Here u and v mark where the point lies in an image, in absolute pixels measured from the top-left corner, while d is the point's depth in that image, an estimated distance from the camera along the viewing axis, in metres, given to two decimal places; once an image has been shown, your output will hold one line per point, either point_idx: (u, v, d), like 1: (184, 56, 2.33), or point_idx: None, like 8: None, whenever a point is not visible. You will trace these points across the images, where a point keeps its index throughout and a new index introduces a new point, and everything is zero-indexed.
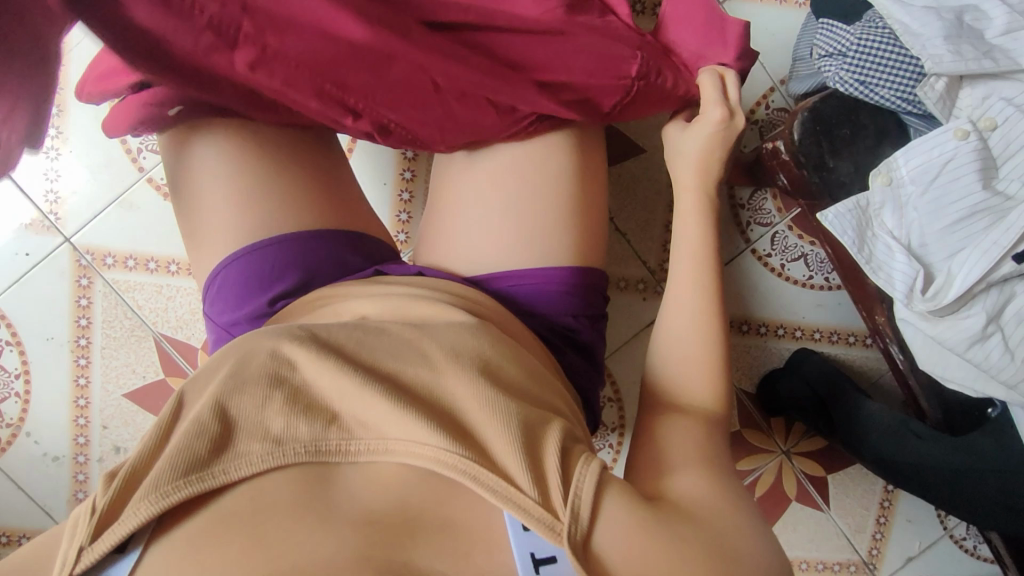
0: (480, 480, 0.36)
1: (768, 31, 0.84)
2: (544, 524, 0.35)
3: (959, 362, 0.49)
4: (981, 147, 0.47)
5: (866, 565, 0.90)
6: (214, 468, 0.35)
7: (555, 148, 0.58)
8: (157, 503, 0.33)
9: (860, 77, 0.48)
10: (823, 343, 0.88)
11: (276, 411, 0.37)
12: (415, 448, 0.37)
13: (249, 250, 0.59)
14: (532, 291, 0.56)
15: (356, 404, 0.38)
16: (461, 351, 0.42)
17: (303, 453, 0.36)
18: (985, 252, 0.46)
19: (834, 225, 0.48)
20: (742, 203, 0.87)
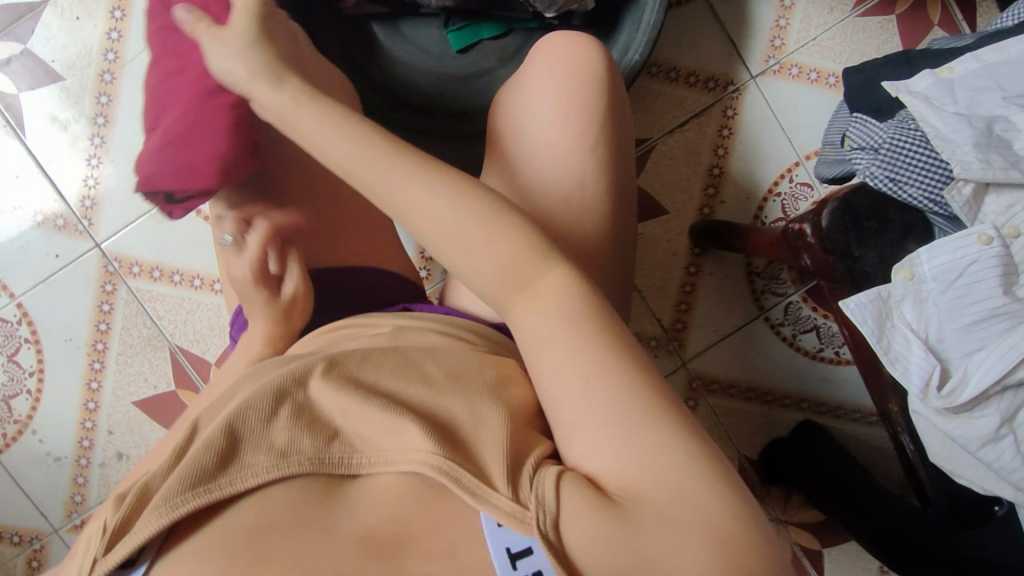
0: (462, 483, 0.35)
1: (798, 110, 0.86)
2: (512, 515, 0.34)
3: (970, 460, 0.50)
4: (1003, 253, 0.48)
5: None
6: (220, 481, 0.36)
7: (586, 207, 0.60)
8: (166, 516, 0.34)
9: (890, 174, 0.49)
10: (827, 417, 0.89)
11: (281, 426, 0.38)
12: (409, 455, 0.37)
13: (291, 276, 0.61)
14: None
15: (359, 420, 0.39)
16: (468, 378, 0.43)
17: (307, 464, 0.37)
18: (1003, 355, 0.47)
19: (855, 314, 0.50)
20: (758, 270, 0.89)
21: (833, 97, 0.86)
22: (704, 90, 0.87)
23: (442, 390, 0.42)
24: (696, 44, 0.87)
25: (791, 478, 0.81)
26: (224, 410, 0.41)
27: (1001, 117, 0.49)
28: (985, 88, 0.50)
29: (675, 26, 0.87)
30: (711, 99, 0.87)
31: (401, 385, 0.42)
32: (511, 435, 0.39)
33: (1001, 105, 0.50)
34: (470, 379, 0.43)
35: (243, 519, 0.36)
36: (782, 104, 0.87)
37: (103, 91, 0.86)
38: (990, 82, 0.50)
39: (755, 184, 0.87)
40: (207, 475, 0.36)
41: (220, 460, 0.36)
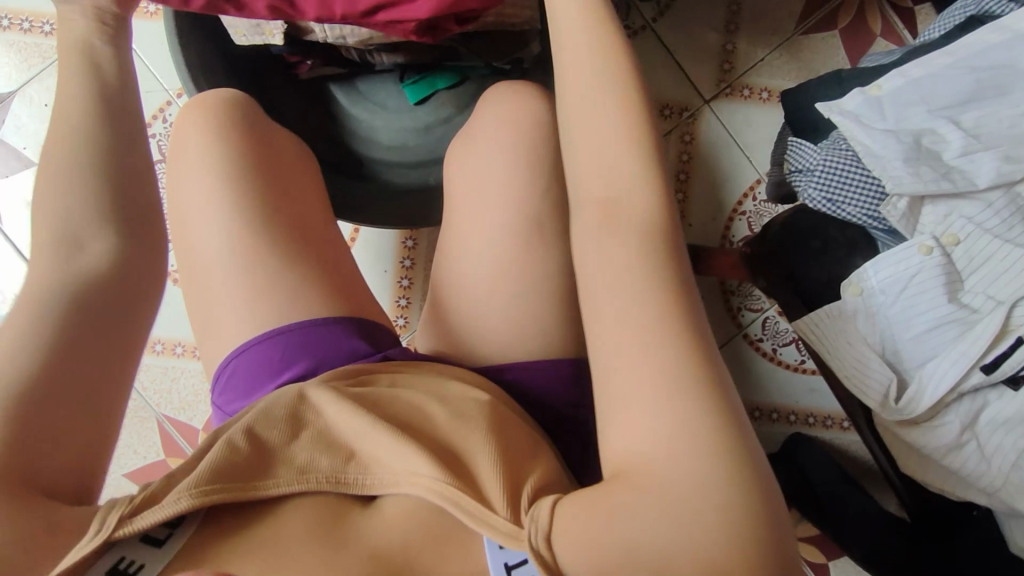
0: (462, 506, 0.38)
1: (753, 129, 0.88)
2: (508, 535, 0.36)
3: (939, 466, 0.50)
4: (945, 261, 0.49)
5: None
6: (245, 482, 0.39)
7: (544, 251, 0.63)
8: (191, 501, 0.37)
9: (827, 195, 0.51)
10: (818, 428, 0.89)
11: (303, 445, 0.42)
12: (412, 479, 0.40)
13: (273, 333, 0.61)
14: (527, 381, 0.61)
15: (371, 443, 0.42)
16: (467, 415, 0.46)
17: (324, 482, 0.41)
18: (954, 363, 0.47)
19: None
20: (732, 289, 0.90)
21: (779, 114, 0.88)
22: (660, 117, 0.89)
23: (443, 428, 0.45)
24: (648, 74, 0.89)
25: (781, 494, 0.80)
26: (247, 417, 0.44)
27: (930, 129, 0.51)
28: (911, 102, 0.52)
29: (626, 58, 0.89)
30: (669, 126, 0.89)
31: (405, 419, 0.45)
32: (502, 466, 0.41)
33: (928, 118, 0.51)
34: (470, 417, 0.46)
35: (261, 536, 0.39)
36: (736, 125, 0.88)
37: None
38: (915, 98, 0.51)
39: (719, 205, 0.88)
40: (237, 470, 0.40)
41: (246, 463, 0.40)
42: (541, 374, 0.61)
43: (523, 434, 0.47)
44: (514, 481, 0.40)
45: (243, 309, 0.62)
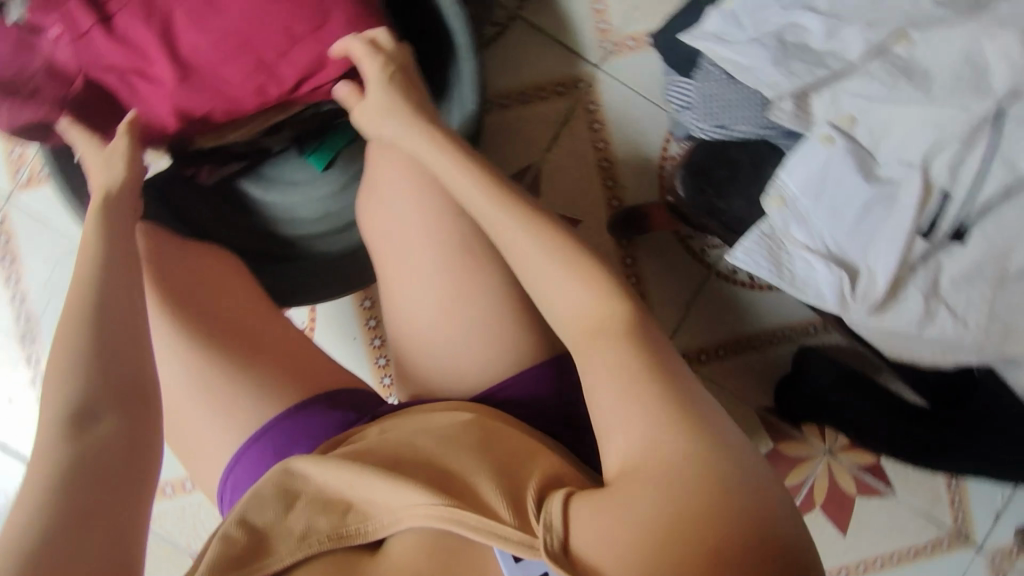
0: (463, 522, 0.40)
1: (649, 75, 0.88)
2: (524, 544, 0.39)
3: (921, 348, 0.49)
4: (851, 146, 0.48)
5: (958, 535, 0.92)
6: (250, 564, 0.43)
7: (487, 270, 0.63)
8: None
9: (715, 121, 0.53)
10: (821, 335, 0.88)
11: (300, 513, 0.45)
12: (413, 511, 0.42)
13: (254, 437, 0.60)
14: (519, 397, 0.61)
15: (368, 489, 0.44)
16: (456, 435, 0.47)
17: (327, 540, 0.44)
18: (893, 239, 0.47)
19: (746, 263, 0.50)
20: (689, 234, 0.89)
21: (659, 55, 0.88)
22: (558, 97, 0.88)
23: (432, 459, 0.46)
24: (533, 61, 0.89)
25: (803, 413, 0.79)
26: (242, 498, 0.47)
27: (792, 25, 0.50)
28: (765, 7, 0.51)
29: (506, 53, 0.88)
30: (571, 103, 0.88)
31: (397, 457, 0.46)
32: (496, 477, 0.43)
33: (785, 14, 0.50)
34: (456, 444, 0.46)
35: None
36: (633, 78, 0.88)
37: (32, 353, 0.86)
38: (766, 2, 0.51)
39: (647, 158, 0.88)
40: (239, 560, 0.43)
41: (244, 547, 0.43)
42: (524, 386, 0.61)
43: (515, 444, 0.47)
44: (515, 492, 0.42)
45: (221, 429, 0.61)
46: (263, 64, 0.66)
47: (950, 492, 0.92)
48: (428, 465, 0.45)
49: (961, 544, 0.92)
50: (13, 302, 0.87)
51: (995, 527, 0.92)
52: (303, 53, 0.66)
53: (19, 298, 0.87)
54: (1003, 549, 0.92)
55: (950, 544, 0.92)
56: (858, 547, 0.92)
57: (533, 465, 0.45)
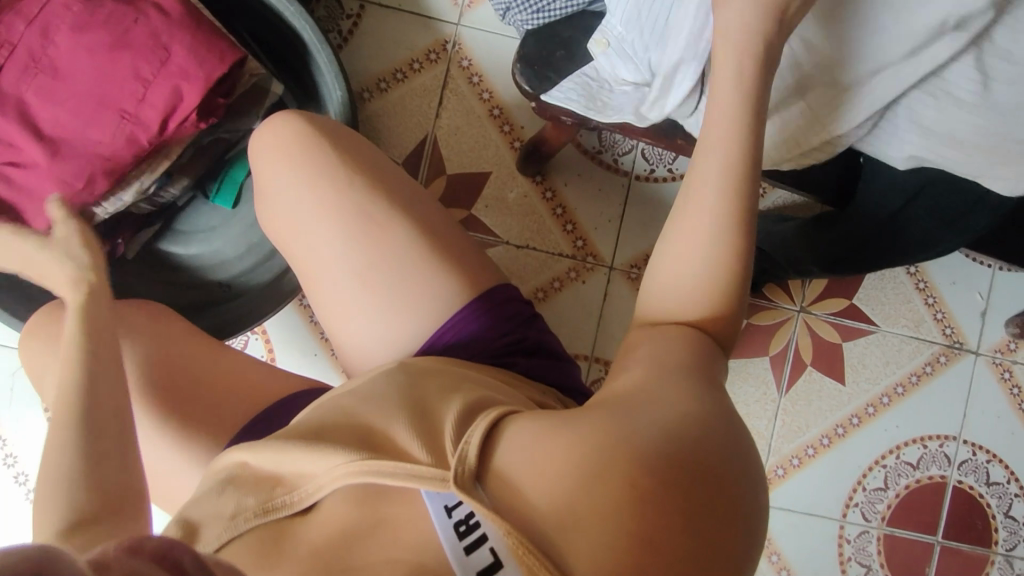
0: (387, 473, 0.37)
1: None
2: (437, 479, 0.36)
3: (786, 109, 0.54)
4: None
5: (952, 346, 0.92)
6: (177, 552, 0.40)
7: (395, 232, 0.65)
8: None
9: (534, 11, 0.60)
10: None
11: (227, 497, 0.42)
12: (336, 475, 0.39)
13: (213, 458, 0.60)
14: (459, 338, 0.63)
15: (291, 463, 0.41)
16: (387, 397, 0.44)
17: (253, 516, 0.40)
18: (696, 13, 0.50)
19: (559, 100, 0.61)
20: (596, 149, 0.90)
21: None
22: (430, 65, 0.89)
23: (361, 413, 0.43)
24: (395, 38, 0.90)
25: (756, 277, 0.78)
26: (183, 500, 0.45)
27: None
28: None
29: (368, 39, 0.89)
30: (443, 67, 0.89)
31: (329, 417, 0.45)
32: (415, 421, 0.40)
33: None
34: (386, 390, 0.45)
35: None
36: (495, 22, 0.90)
37: (18, 472, 0.87)
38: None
39: None
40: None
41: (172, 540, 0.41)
42: (462, 326, 0.63)
43: (449, 375, 0.48)
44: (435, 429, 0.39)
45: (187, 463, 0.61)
46: (128, 115, 0.67)
47: (931, 309, 0.93)
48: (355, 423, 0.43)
49: (958, 354, 0.92)
50: None
51: (984, 326, 0.92)
52: (160, 95, 0.67)
53: None
54: (999, 346, 0.92)
55: (948, 357, 0.92)
56: (862, 390, 0.92)
57: (465, 390, 0.45)
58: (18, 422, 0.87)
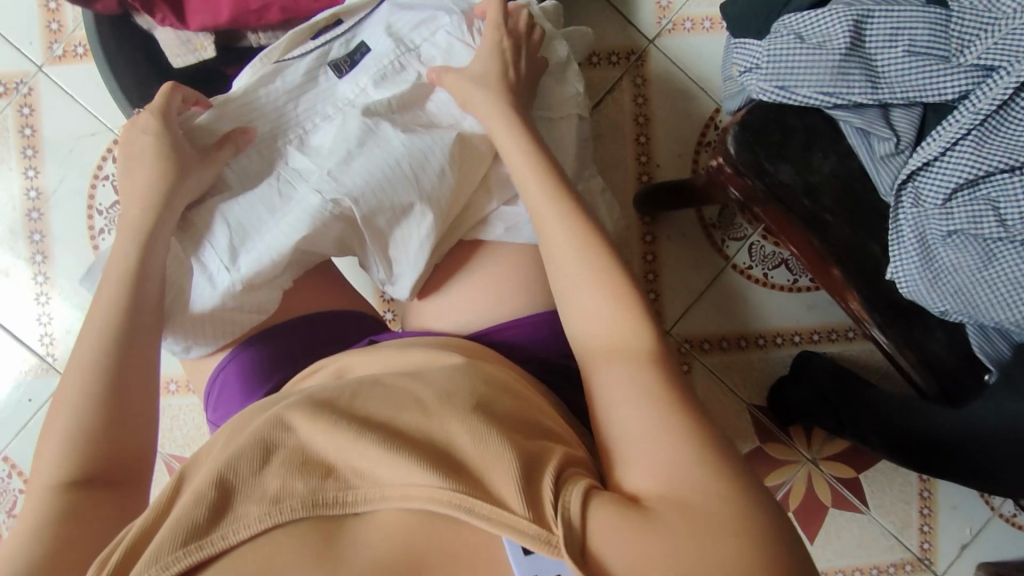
0: (475, 511, 0.39)
1: (699, 58, 0.88)
2: (539, 539, 0.37)
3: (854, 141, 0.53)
4: (933, 17, 0.49)
5: (921, 561, 0.93)
6: (214, 535, 0.40)
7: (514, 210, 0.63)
8: (159, 574, 0.38)
9: (778, 82, 0.50)
10: (824, 343, 0.89)
11: (272, 473, 0.43)
12: (412, 491, 0.41)
13: (243, 346, 0.60)
14: (525, 338, 0.59)
15: (357, 456, 0.44)
16: (456, 394, 0.47)
17: (302, 507, 0.41)
18: (913, 62, 0.49)
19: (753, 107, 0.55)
20: (712, 222, 0.89)
21: (712, 39, 0.87)
22: (606, 65, 0.88)
23: (426, 423, 0.46)
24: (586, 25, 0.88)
25: (800, 411, 0.82)
26: (207, 463, 0.45)
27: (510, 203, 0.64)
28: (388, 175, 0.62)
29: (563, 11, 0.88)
30: (618, 73, 0.88)
31: (393, 413, 0.47)
32: (504, 446, 0.42)
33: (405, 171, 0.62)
34: (460, 397, 0.47)
35: (240, 569, 0.39)
36: (684, 57, 0.88)
37: (35, 229, 0.85)
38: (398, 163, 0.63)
39: (683, 140, 0.88)
40: (199, 529, 0.39)
41: (209, 512, 0.40)
42: (531, 330, 0.60)
43: (513, 392, 0.50)
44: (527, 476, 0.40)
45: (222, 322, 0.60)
46: None
47: (921, 518, 0.93)
48: (426, 432, 0.45)
49: (923, 570, 0.93)
50: (25, 176, 0.85)
51: (959, 558, 0.93)
52: None
53: (32, 172, 0.85)
54: None
55: (913, 568, 0.93)
56: (823, 557, 0.93)
57: (533, 423, 0.46)
58: (58, 183, 0.85)
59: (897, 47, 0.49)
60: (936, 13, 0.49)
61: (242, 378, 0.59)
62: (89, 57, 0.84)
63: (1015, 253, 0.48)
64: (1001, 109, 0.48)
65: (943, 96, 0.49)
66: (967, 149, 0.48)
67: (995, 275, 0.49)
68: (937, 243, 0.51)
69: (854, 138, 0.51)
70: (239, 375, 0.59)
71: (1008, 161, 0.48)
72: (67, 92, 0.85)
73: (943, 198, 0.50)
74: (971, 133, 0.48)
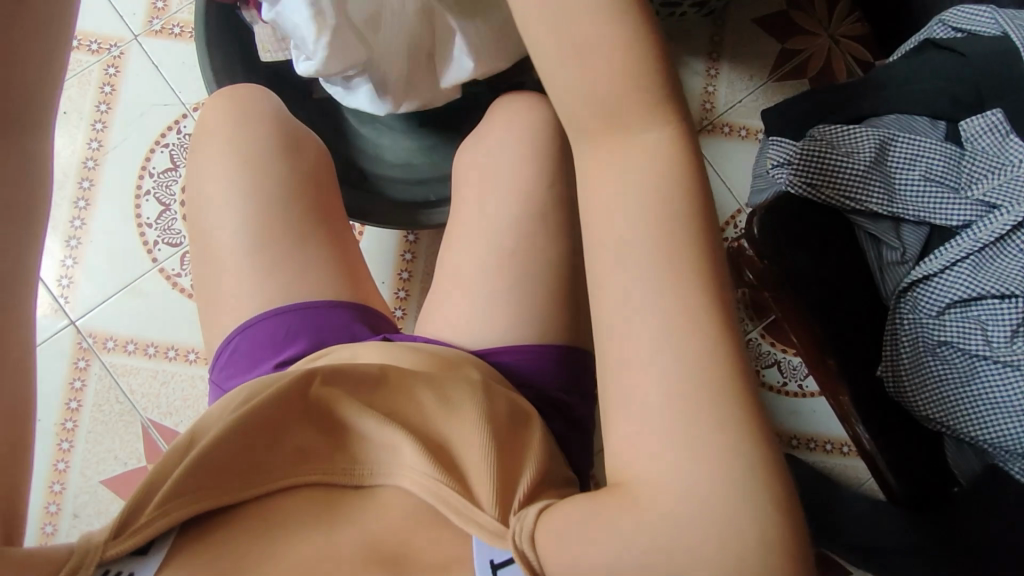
0: (456, 508, 0.42)
1: (733, 161, 0.95)
2: (496, 534, 0.40)
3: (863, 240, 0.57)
4: (947, 152, 0.56)
5: None
6: (234, 485, 0.43)
7: (545, 249, 0.67)
8: (178, 511, 0.41)
9: (808, 181, 0.55)
10: (802, 450, 0.92)
11: (285, 439, 0.45)
12: (409, 475, 0.44)
13: (259, 319, 0.62)
14: (519, 363, 0.63)
15: (360, 433, 0.46)
16: (455, 393, 0.48)
17: (313, 475, 0.45)
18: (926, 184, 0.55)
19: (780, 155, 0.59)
20: None
21: (746, 147, 0.95)
22: None
23: (431, 413, 0.47)
24: None
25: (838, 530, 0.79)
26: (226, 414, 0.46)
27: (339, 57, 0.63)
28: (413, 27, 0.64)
29: None
30: None
31: (403, 402, 0.48)
32: (496, 451, 0.44)
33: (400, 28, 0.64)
34: (459, 395, 0.47)
35: (249, 521, 0.43)
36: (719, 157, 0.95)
37: (86, 177, 0.90)
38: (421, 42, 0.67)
39: None
40: (218, 476, 0.43)
41: (228, 464, 0.43)
42: (531, 359, 0.63)
43: (514, 404, 0.51)
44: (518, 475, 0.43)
45: (252, 290, 0.63)
46: None
47: None
48: (430, 428, 0.47)
49: None
50: (92, 127, 0.90)
51: None
52: None
53: (99, 126, 0.90)
54: None
55: None
56: None
57: (525, 437, 0.48)
58: (121, 141, 0.90)
59: (915, 171, 0.56)
60: (951, 150, 0.56)
61: (258, 347, 0.61)
62: (183, 38, 0.92)
63: (997, 374, 0.52)
64: (1000, 242, 0.53)
65: (950, 220, 0.55)
66: (963, 270, 0.53)
67: (976, 390, 0.53)
68: (929, 352, 0.54)
69: (866, 243, 0.56)
70: (252, 342, 0.61)
71: (999, 289, 0.52)
72: (154, 62, 0.91)
73: (939, 310, 0.54)
74: (969, 258, 0.54)
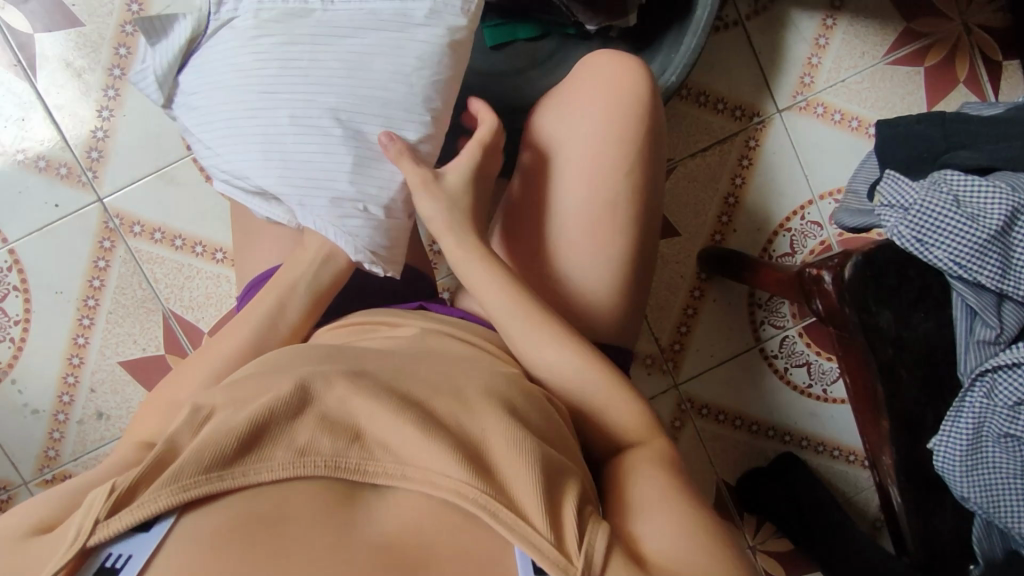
0: (498, 517, 0.38)
1: (820, 149, 0.87)
2: (556, 563, 0.37)
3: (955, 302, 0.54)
4: None
5: None
6: (236, 468, 0.38)
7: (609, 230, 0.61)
8: (178, 494, 0.36)
9: (917, 236, 0.51)
10: (808, 452, 0.90)
11: (305, 426, 0.41)
12: (437, 480, 0.39)
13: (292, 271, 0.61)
14: None
15: (381, 425, 0.41)
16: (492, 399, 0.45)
17: (325, 465, 0.39)
18: None
19: (893, 187, 0.53)
20: (759, 302, 0.90)
21: (842, 137, 0.87)
22: (730, 119, 0.87)
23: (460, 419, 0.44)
24: (727, 72, 0.86)
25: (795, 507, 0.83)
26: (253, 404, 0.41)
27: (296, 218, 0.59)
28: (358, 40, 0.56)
29: (712, 51, 0.86)
30: (735, 128, 0.87)
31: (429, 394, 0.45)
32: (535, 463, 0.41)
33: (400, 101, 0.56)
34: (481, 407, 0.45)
35: (259, 506, 0.38)
36: (807, 140, 0.87)
37: (122, 43, 0.83)
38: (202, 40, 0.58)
39: (767, 218, 0.88)
40: (221, 464, 0.38)
41: (235, 449, 0.38)
42: None
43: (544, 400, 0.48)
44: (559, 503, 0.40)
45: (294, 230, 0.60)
46: None
47: None
48: (459, 423, 0.42)
49: None
50: None
51: None
52: None
53: None
54: None
55: None
56: None
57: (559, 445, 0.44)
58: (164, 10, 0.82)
59: None
60: None
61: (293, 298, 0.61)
62: None
63: None
64: None
65: None
66: None
67: None
68: (993, 435, 0.52)
69: (961, 314, 0.53)
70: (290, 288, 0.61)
71: None
72: None
73: (1014, 402, 0.51)
74: None
